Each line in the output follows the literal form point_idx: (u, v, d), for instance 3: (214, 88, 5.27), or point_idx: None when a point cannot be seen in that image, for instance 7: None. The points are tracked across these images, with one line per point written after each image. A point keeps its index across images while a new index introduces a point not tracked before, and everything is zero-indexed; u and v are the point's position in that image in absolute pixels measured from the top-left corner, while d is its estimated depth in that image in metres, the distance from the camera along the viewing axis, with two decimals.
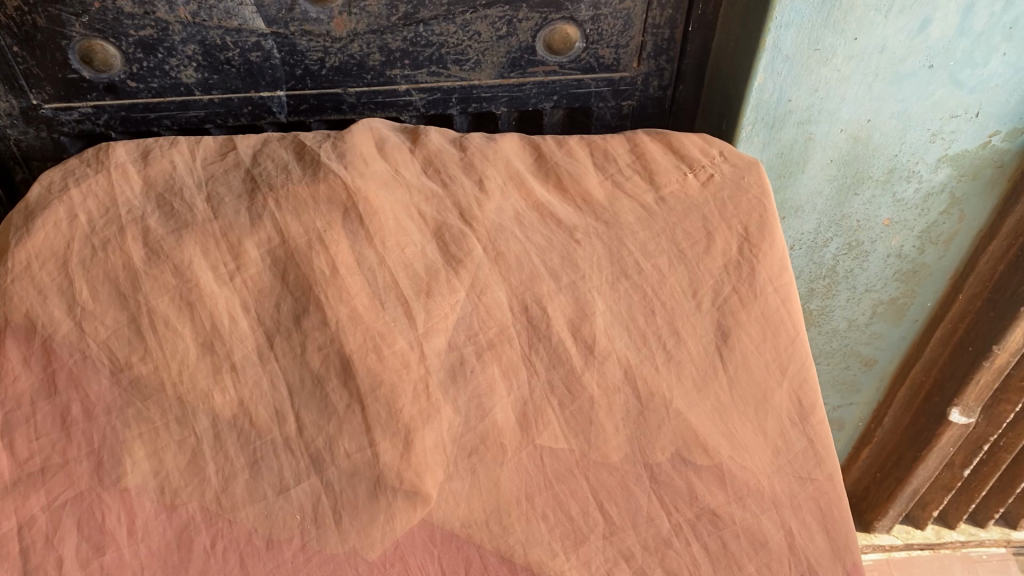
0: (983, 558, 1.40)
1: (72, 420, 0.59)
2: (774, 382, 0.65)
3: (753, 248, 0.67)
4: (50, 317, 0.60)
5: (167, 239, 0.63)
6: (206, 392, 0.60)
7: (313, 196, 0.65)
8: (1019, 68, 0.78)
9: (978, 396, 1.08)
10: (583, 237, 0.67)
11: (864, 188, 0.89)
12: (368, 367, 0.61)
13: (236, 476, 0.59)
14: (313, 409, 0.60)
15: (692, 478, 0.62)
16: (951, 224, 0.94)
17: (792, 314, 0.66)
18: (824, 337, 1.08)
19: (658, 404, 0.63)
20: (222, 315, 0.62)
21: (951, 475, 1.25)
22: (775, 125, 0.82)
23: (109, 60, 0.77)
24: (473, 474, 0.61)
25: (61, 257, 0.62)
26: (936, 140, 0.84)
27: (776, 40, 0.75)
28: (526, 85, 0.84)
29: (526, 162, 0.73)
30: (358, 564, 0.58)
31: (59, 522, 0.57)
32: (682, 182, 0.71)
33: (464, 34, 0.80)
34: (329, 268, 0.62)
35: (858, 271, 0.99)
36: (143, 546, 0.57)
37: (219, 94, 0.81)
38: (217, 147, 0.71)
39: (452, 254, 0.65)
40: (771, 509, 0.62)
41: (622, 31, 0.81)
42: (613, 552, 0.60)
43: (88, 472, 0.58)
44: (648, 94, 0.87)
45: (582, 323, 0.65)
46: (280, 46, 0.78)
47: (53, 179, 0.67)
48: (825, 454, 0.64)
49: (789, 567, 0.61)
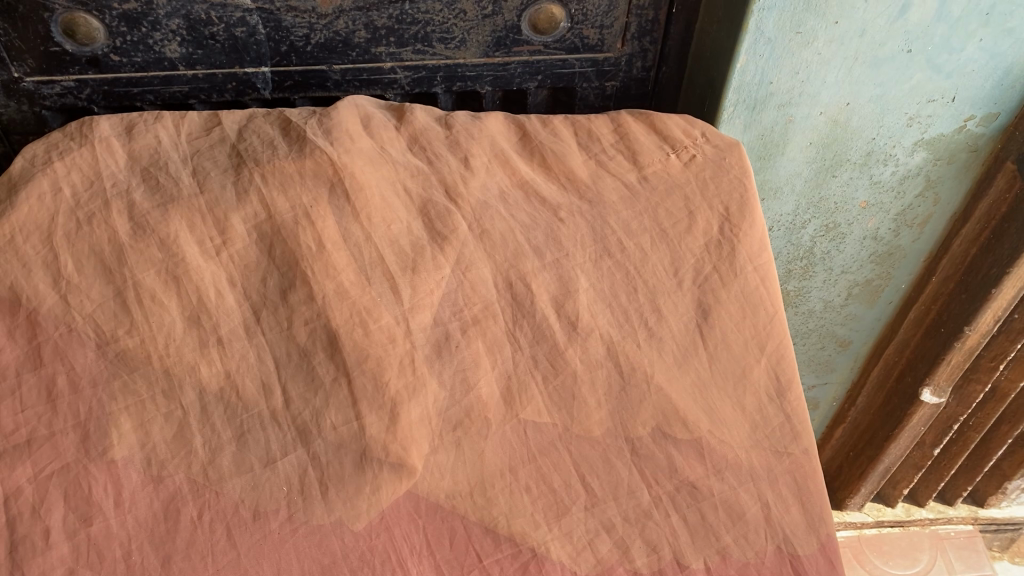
0: (951, 534, 1.45)
1: (58, 393, 0.59)
2: (752, 358, 0.66)
3: (734, 227, 0.69)
4: (35, 290, 0.61)
5: (152, 214, 0.63)
6: (192, 365, 0.61)
7: (299, 171, 0.65)
8: (995, 54, 0.79)
9: (949, 376, 1.10)
10: (567, 215, 0.68)
11: (842, 170, 0.90)
12: (354, 342, 0.62)
13: (223, 448, 0.59)
14: (299, 382, 0.61)
15: (673, 452, 0.63)
16: (925, 206, 0.96)
17: (771, 292, 0.68)
18: (801, 318, 1.10)
19: (639, 378, 0.65)
20: (209, 290, 0.62)
21: (922, 454, 1.27)
22: (756, 107, 0.83)
23: (92, 33, 0.76)
24: (458, 447, 0.61)
25: (46, 230, 0.62)
26: (913, 124, 0.86)
27: (758, 23, 0.76)
28: (511, 65, 0.84)
29: (511, 141, 0.73)
30: (343, 535, 0.59)
31: (46, 493, 0.57)
32: (664, 162, 0.72)
33: (449, 12, 0.80)
34: (315, 243, 0.63)
35: (834, 252, 1.01)
36: (130, 517, 0.58)
37: (203, 69, 0.81)
38: (202, 123, 0.71)
39: (438, 231, 0.66)
40: (749, 482, 0.63)
41: (606, 11, 0.82)
42: (594, 523, 0.61)
43: (74, 444, 0.58)
44: (632, 74, 0.88)
45: (566, 299, 0.66)
46: (265, 22, 0.78)
47: (36, 153, 0.67)
48: (802, 429, 0.65)
49: (765, 538, 0.62)
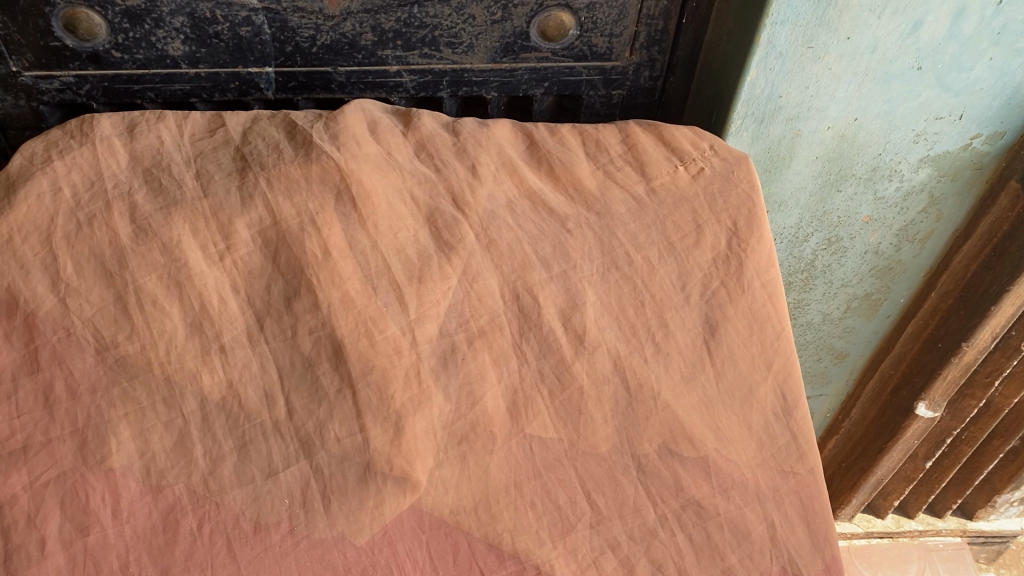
0: (939, 546, 1.46)
1: (55, 399, 0.58)
2: (760, 376, 0.66)
3: (742, 242, 0.68)
4: (33, 292, 0.59)
5: (155, 217, 0.62)
6: (194, 373, 0.59)
7: (305, 176, 0.64)
8: (1004, 74, 0.79)
9: (944, 391, 1.11)
10: (575, 226, 0.68)
11: (846, 185, 0.90)
12: (360, 353, 0.61)
13: (225, 459, 0.58)
14: (303, 392, 0.60)
15: (679, 470, 0.63)
16: (928, 222, 0.96)
17: (778, 309, 0.67)
18: (799, 330, 1.10)
19: (646, 395, 0.64)
20: (212, 296, 0.61)
21: (914, 467, 1.28)
22: (764, 120, 0.83)
23: (94, 29, 0.75)
24: (463, 461, 0.61)
25: (45, 231, 0.61)
26: (919, 141, 0.86)
27: (770, 37, 0.75)
28: (518, 71, 0.84)
29: (518, 149, 0.72)
30: (345, 549, 0.58)
31: (41, 502, 0.56)
32: (673, 174, 0.71)
33: (458, 17, 0.79)
34: (321, 251, 0.62)
35: (835, 265, 1.01)
36: (128, 527, 0.56)
37: (206, 68, 0.80)
38: (205, 123, 0.69)
39: (445, 241, 0.65)
40: (754, 501, 0.63)
41: (616, 20, 0.81)
42: (599, 541, 0.61)
43: (71, 452, 0.57)
44: (639, 84, 0.87)
45: (573, 313, 0.65)
46: (271, 22, 0.77)
47: (35, 150, 0.65)
48: (808, 448, 0.65)
49: (770, 559, 0.62)
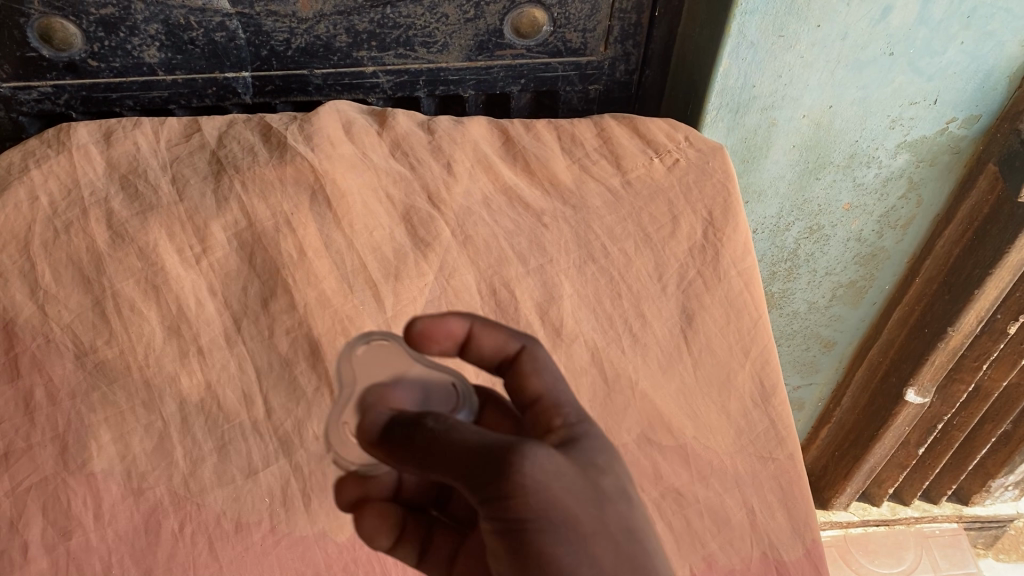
0: (936, 533, 1.47)
1: (35, 405, 0.58)
2: (738, 363, 0.66)
3: (717, 232, 0.68)
4: (12, 300, 0.60)
5: (131, 222, 0.62)
6: (173, 376, 0.60)
7: (280, 178, 0.65)
8: (976, 57, 0.79)
9: (933, 376, 1.11)
10: (550, 220, 0.68)
11: (825, 173, 0.90)
12: (336, 351, 0.61)
13: (205, 460, 0.59)
14: (281, 392, 0.60)
15: (658, 459, 0.63)
16: (909, 208, 0.96)
17: (755, 297, 0.67)
18: (785, 320, 1.11)
19: (624, 385, 0.64)
20: (188, 298, 0.61)
21: (906, 453, 1.28)
22: (739, 111, 0.83)
23: (69, 39, 0.75)
24: None
25: (22, 239, 0.61)
26: (895, 126, 0.86)
27: (741, 27, 0.76)
28: (494, 68, 0.84)
29: (494, 145, 0.73)
30: (326, 546, 0.58)
31: (24, 507, 0.56)
32: (648, 165, 0.72)
33: (431, 16, 0.79)
34: (296, 251, 0.63)
35: (819, 254, 1.01)
36: (110, 530, 0.57)
37: (183, 74, 0.80)
38: (182, 128, 0.70)
39: (420, 238, 0.66)
40: (733, 488, 0.63)
41: (589, 15, 0.81)
42: None
43: (52, 457, 0.57)
44: (615, 77, 0.88)
45: (550, 306, 0.65)
46: (245, 26, 0.77)
47: (12, 161, 0.66)
48: (787, 434, 0.65)
49: (751, 544, 0.62)
